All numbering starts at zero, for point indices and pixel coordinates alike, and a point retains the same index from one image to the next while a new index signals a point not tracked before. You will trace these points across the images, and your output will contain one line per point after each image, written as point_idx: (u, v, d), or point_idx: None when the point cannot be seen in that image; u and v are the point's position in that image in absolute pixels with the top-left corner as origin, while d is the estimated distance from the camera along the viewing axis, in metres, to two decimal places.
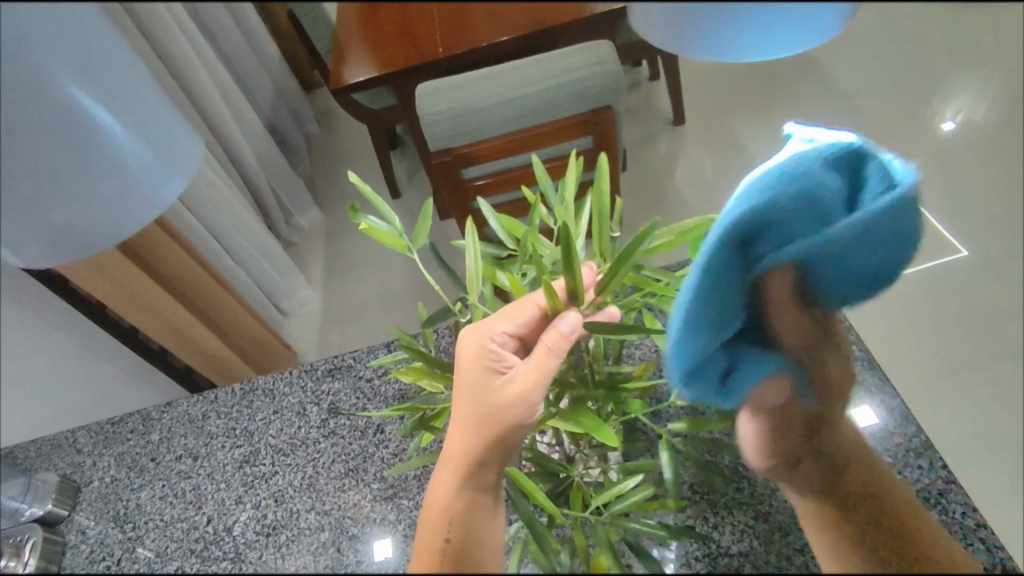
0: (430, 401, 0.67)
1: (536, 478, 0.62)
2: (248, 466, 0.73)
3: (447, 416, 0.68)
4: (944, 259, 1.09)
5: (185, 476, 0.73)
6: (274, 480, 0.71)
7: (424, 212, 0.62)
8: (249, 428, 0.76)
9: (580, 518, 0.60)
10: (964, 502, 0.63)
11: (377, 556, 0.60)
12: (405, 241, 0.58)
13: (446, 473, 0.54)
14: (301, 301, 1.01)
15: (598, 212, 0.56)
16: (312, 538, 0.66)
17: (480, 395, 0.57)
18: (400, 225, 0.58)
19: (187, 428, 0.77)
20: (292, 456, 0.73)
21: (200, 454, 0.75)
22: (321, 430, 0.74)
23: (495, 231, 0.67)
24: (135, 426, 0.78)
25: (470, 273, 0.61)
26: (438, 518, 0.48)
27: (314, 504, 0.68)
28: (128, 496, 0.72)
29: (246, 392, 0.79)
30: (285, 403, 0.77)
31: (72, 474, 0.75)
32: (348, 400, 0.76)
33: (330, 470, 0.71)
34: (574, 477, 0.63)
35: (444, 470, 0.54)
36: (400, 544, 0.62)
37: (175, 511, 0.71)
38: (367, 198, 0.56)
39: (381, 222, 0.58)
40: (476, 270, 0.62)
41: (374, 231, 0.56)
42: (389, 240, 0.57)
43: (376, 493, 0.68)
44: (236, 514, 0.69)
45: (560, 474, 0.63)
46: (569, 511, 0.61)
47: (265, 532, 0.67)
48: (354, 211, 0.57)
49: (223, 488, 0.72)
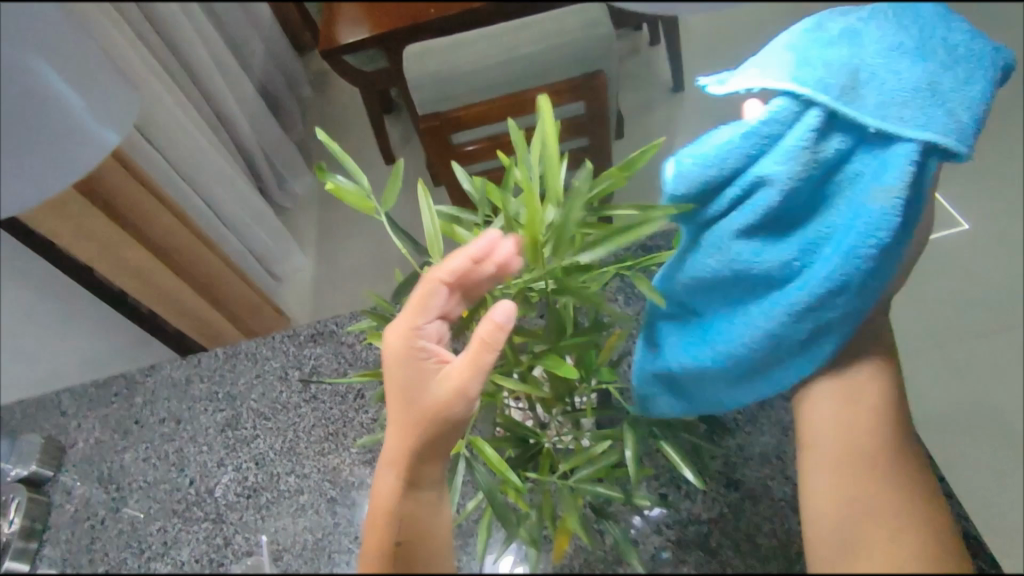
0: None
1: (505, 443, 0.64)
2: (231, 430, 0.74)
3: None
4: (949, 231, 1.00)
5: (168, 439, 0.74)
6: (256, 444, 0.72)
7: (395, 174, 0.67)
8: (231, 393, 0.76)
9: (548, 483, 0.62)
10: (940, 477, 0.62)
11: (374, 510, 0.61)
12: (371, 203, 0.68)
13: (391, 473, 0.53)
14: (294, 269, 0.78)
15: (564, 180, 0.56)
16: (291, 500, 0.67)
17: (414, 392, 0.54)
18: (368, 184, 0.66)
19: (172, 392, 0.78)
20: (273, 421, 0.74)
21: (183, 418, 0.75)
22: (302, 396, 0.75)
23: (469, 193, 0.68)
24: (118, 390, 0.78)
25: (428, 236, 0.65)
26: (387, 526, 0.48)
27: (294, 467, 0.70)
28: (112, 458, 0.74)
29: (229, 356, 0.79)
30: (267, 367, 0.78)
31: (58, 436, 0.76)
32: (330, 366, 0.79)
33: (311, 435, 0.72)
34: (543, 444, 0.65)
35: (389, 472, 0.53)
36: None
37: (159, 473, 0.72)
38: (332, 154, 0.64)
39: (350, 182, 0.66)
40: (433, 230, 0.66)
41: (341, 190, 0.65)
42: (357, 200, 0.66)
43: (355, 456, 0.69)
44: (218, 477, 0.71)
45: (529, 440, 0.65)
46: (537, 477, 0.62)
47: (246, 494, 0.69)
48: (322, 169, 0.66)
49: (206, 451, 0.73)
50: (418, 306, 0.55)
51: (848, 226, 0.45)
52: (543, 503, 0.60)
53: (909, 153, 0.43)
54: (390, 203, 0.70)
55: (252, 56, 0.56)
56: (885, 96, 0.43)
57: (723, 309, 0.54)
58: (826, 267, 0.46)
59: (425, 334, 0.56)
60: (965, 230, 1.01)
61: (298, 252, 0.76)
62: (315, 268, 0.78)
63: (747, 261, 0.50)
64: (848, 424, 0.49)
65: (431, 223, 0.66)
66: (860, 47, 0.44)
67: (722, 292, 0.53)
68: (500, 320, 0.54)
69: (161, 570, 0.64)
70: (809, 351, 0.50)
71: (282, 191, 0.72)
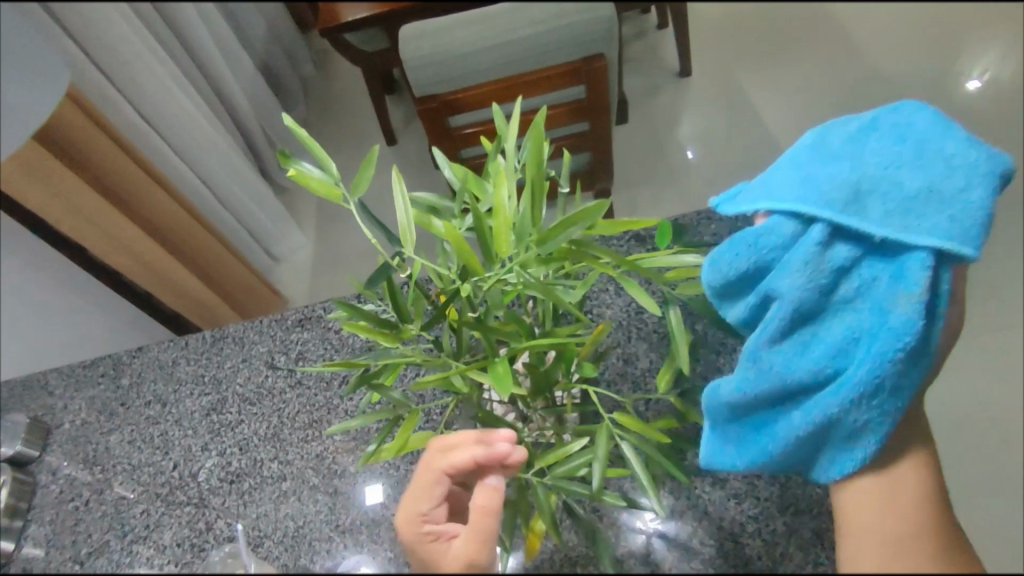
0: (375, 356, 0.55)
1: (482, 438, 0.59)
2: (216, 414, 0.73)
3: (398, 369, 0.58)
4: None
5: (154, 422, 0.74)
6: (240, 429, 0.72)
7: (370, 154, 0.55)
8: (217, 376, 0.76)
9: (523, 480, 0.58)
10: None
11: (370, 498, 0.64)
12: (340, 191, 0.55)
13: None
14: (293, 248, 0.81)
15: (537, 169, 0.49)
16: (274, 487, 0.67)
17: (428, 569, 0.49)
18: (337, 171, 0.55)
19: (158, 374, 0.77)
20: (258, 406, 0.73)
21: (169, 400, 0.75)
22: (287, 380, 0.74)
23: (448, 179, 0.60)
24: (106, 370, 0.78)
25: (400, 223, 0.54)
26: None
27: (277, 454, 0.69)
28: (98, 439, 0.74)
29: (215, 340, 0.78)
30: (254, 351, 0.77)
31: (44, 416, 0.76)
32: (316, 351, 0.76)
33: (295, 421, 0.71)
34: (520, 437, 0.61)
35: None
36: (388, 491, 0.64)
37: (143, 456, 0.72)
38: (296, 138, 0.53)
39: (316, 168, 0.55)
40: (408, 221, 0.54)
41: (304, 178, 0.54)
42: (323, 189, 0.54)
43: (339, 443, 0.68)
44: (201, 461, 0.70)
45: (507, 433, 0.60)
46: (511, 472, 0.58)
47: (229, 479, 0.69)
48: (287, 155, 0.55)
49: (191, 435, 0.72)
50: (422, 495, 0.53)
51: (874, 332, 0.45)
52: (517, 500, 0.57)
53: (921, 263, 0.44)
54: (363, 192, 0.56)
55: (256, 22, 0.54)
56: (886, 207, 0.45)
57: (767, 413, 0.52)
58: (858, 374, 0.45)
59: (431, 518, 0.53)
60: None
61: (296, 231, 0.79)
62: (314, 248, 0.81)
63: (778, 374, 0.49)
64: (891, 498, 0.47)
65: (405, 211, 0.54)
66: (859, 161, 0.47)
67: (761, 402, 0.51)
68: (494, 484, 0.50)
69: (144, 553, 0.66)
70: (851, 448, 0.48)
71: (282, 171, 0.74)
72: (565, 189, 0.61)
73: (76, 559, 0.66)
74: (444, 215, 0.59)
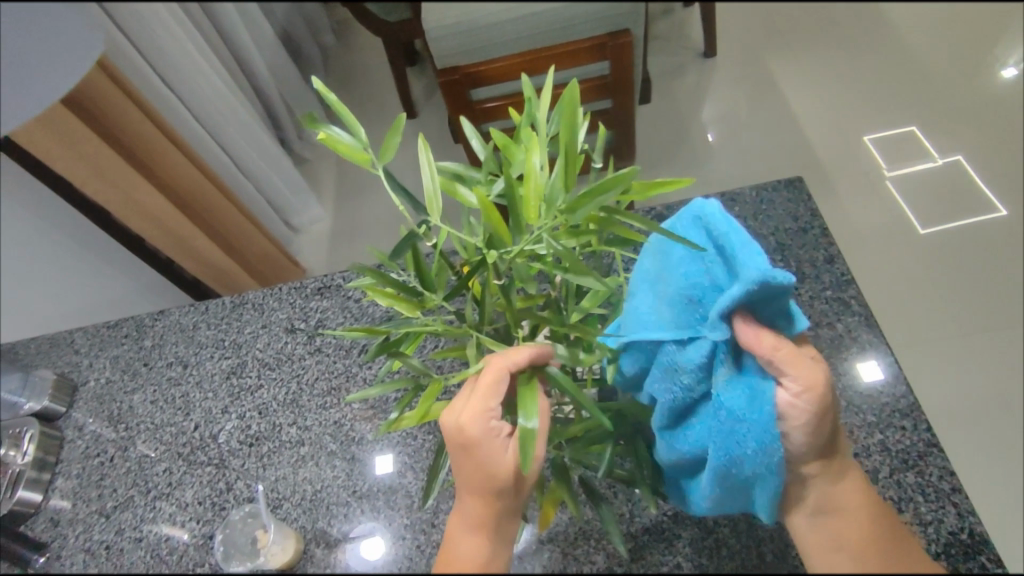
0: (398, 324, 0.56)
1: None
2: (236, 378, 0.75)
3: (419, 339, 0.60)
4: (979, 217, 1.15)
5: (175, 383, 0.76)
6: (259, 393, 0.73)
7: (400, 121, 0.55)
8: (237, 340, 0.77)
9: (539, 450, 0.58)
10: (943, 465, 0.59)
11: (379, 467, 0.65)
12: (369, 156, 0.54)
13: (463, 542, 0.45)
14: (313, 218, 0.81)
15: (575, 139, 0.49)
16: (292, 452, 0.68)
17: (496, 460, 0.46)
18: (367, 137, 0.54)
19: (179, 337, 0.78)
20: (277, 371, 0.74)
21: (190, 362, 0.76)
22: (307, 347, 0.75)
23: (475, 151, 0.58)
24: (130, 331, 0.80)
25: (426, 190, 0.53)
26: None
27: (296, 419, 0.70)
28: (122, 398, 0.76)
29: (235, 305, 0.79)
30: (274, 317, 0.78)
31: (70, 373, 0.78)
32: (335, 319, 0.76)
33: (314, 388, 0.72)
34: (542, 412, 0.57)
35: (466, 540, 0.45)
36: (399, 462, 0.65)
37: (165, 416, 0.74)
38: (327, 101, 0.51)
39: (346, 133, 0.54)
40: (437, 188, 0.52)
41: (335, 142, 0.53)
42: (353, 154, 0.54)
43: (357, 411, 0.69)
44: (221, 424, 0.72)
45: None
46: None
47: (249, 442, 0.70)
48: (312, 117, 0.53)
49: (210, 398, 0.74)
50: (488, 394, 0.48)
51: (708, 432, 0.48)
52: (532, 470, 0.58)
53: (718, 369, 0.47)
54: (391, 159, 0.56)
55: None
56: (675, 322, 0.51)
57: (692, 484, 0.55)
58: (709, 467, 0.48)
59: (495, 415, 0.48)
60: (1005, 217, 1.15)
61: (315, 201, 0.78)
62: (333, 218, 0.80)
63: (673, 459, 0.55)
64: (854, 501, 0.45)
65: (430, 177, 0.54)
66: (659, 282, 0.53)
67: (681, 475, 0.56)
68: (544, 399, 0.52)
69: (166, 510, 0.67)
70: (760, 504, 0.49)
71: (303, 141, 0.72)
72: (597, 164, 0.60)
73: (102, 512, 0.69)
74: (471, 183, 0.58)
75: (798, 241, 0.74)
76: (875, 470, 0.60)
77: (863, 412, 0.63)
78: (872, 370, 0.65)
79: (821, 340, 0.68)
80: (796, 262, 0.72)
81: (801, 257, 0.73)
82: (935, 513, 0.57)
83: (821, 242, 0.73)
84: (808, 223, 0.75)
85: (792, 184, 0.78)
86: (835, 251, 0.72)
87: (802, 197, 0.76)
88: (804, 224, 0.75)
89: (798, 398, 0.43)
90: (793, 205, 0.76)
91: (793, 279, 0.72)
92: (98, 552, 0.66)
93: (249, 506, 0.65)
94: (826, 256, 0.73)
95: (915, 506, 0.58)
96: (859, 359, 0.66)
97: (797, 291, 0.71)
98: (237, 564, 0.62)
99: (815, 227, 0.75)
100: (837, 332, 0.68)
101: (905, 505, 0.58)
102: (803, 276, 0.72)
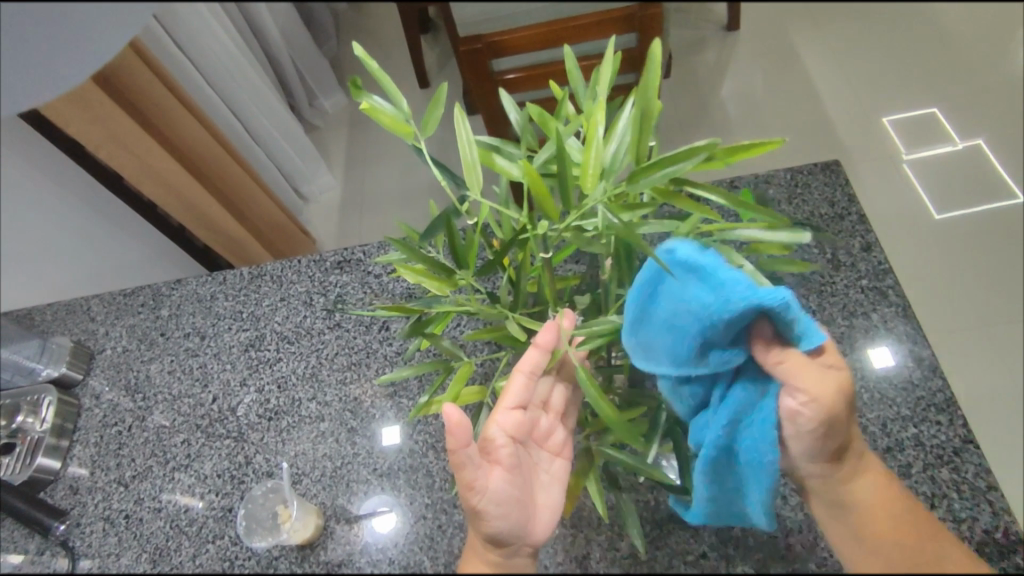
0: (433, 303, 0.54)
1: None
2: (254, 350, 0.74)
3: (447, 320, 0.58)
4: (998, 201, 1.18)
5: (193, 354, 0.75)
6: (278, 366, 0.72)
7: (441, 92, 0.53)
8: (255, 313, 0.76)
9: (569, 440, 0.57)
10: (978, 462, 0.58)
11: (389, 441, 0.65)
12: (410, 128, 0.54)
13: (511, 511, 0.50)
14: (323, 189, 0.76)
15: (646, 97, 0.44)
16: (312, 427, 0.68)
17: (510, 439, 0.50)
18: (409, 107, 0.53)
19: (196, 308, 0.78)
20: (297, 345, 0.73)
21: (207, 333, 0.76)
22: (326, 322, 0.74)
23: (514, 126, 0.54)
24: (146, 300, 0.79)
25: (465, 161, 0.50)
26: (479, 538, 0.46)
27: (315, 394, 0.70)
28: (138, 367, 0.75)
29: (254, 276, 0.78)
30: (292, 291, 0.77)
31: (86, 340, 0.78)
32: (355, 294, 0.75)
33: (334, 363, 0.71)
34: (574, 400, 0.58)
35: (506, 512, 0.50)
36: (409, 432, 0.66)
37: (182, 386, 0.73)
38: (368, 68, 0.49)
39: (387, 103, 0.53)
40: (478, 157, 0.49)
41: (378, 112, 0.52)
42: (394, 125, 0.53)
43: (378, 389, 0.69)
44: (240, 396, 0.72)
45: None
46: None
47: (268, 416, 0.70)
48: (356, 87, 0.52)
49: (229, 369, 0.73)
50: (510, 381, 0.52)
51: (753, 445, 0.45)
52: None
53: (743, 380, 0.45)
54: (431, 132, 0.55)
55: None
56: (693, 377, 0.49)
57: None
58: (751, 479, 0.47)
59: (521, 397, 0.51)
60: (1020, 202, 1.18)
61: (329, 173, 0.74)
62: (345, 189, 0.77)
63: None
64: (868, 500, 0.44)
65: (469, 150, 0.50)
66: None
67: None
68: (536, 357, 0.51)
69: (185, 480, 0.68)
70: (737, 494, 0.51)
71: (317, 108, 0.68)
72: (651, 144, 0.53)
73: (120, 481, 0.69)
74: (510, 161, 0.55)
75: (834, 228, 0.72)
76: (907, 464, 0.59)
77: (896, 405, 0.62)
78: (885, 357, 0.64)
79: (855, 330, 0.66)
80: (831, 249, 0.71)
81: (836, 243, 0.71)
82: (969, 510, 0.57)
83: (858, 229, 0.71)
84: (845, 208, 0.73)
85: (828, 167, 0.75)
86: (872, 239, 0.70)
87: (840, 181, 0.74)
88: (841, 210, 0.73)
89: (803, 407, 0.43)
90: (830, 189, 0.74)
91: (827, 266, 0.70)
92: (117, 521, 0.66)
93: (271, 482, 0.65)
94: (863, 244, 0.71)
95: (949, 503, 0.58)
96: (891, 350, 0.65)
97: (831, 280, 0.69)
98: (258, 540, 0.61)
99: (852, 213, 0.73)
100: (872, 322, 0.67)
101: (938, 502, 0.58)
102: (838, 263, 0.70)
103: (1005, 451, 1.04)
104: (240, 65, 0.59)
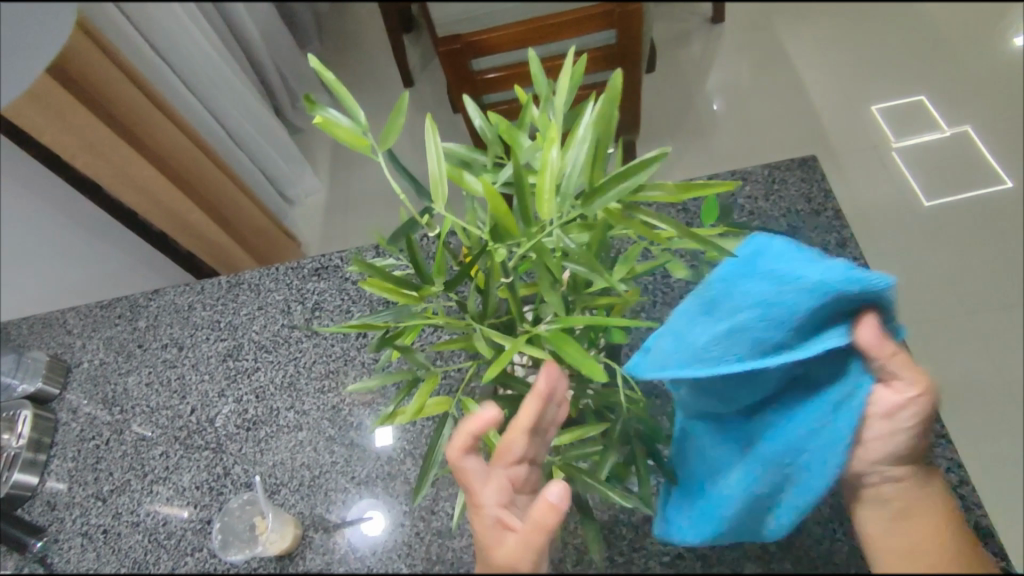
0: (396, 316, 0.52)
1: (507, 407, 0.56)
2: (232, 360, 0.74)
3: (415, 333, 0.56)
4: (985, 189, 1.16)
5: (170, 364, 0.75)
6: (256, 376, 0.72)
7: (403, 100, 0.47)
8: (233, 322, 0.75)
9: None
10: (950, 457, 0.59)
11: (379, 443, 0.65)
12: (369, 141, 0.47)
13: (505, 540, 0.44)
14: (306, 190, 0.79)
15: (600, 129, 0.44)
16: (290, 437, 0.68)
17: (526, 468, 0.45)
18: (367, 119, 0.46)
19: (174, 318, 0.77)
20: (274, 354, 0.73)
21: (185, 344, 0.75)
22: (304, 330, 0.73)
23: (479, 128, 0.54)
24: (122, 312, 0.78)
25: (433, 177, 0.48)
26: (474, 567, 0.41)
27: (293, 403, 0.70)
28: (116, 380, 0.75)
29: (231, 285, 0.78)
30: (270, 299, 0.76)
31: (63, 354, 0.77)
32: (332, 302, 0.74)
33: (311, 371, 0.71)
34: None
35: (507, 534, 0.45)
36: (397, 435, 0.66)
37: (160, 399, 0.73)
38: (326, 79, 0.45)
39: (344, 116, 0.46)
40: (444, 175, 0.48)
41: (334, 128, 0.45)
42: (351, 140, 0.46)
43: (356, 396, 0.69)
44: (218, 407, 0.71)
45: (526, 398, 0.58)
46: None
47: (246, 426, 0.69)
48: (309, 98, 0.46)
49: (207, 380, 0.73)
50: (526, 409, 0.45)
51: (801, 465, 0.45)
52: None
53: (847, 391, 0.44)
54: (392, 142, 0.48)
55: None
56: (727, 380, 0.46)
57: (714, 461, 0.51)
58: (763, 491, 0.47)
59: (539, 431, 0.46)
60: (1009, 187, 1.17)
61: (310, 173, 0.76)
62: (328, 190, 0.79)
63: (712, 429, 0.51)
64: (926, 510, 0.43)
65: (437, 163, 0.49)
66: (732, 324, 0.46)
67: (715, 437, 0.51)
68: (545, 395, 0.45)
69: (163, 493, 0.67)
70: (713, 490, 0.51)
71: (294, 113, 0.67)
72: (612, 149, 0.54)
73: (98, 496, 0.69)
74: (477, 168, 0.54)
75: (810, 224, 0.72)
76: None
77: None
78: None
79: None
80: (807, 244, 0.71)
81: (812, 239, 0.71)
82: None
83: (835, 225, 0.71)
84: (822, 204, 0.73)
85: (804, 162, 0.75)
86: (848, 234, 0.70)
87: (816, 177, 0.74)
88: (818, 206, 0.73)
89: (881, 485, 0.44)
90: (807, 184, 0.74)
91: None
92: (95, 536, 0.66)
93: (248, 493, 0.65)
94: (839, 239, 0.71)
95: None
96: None
97: None
98: (235, 553, 0.61)
99: (828, 209, 0.73)
100: None
101: None
102: None
103: (1007, 445, 0.97)
104: (213, 73, 0.58)
